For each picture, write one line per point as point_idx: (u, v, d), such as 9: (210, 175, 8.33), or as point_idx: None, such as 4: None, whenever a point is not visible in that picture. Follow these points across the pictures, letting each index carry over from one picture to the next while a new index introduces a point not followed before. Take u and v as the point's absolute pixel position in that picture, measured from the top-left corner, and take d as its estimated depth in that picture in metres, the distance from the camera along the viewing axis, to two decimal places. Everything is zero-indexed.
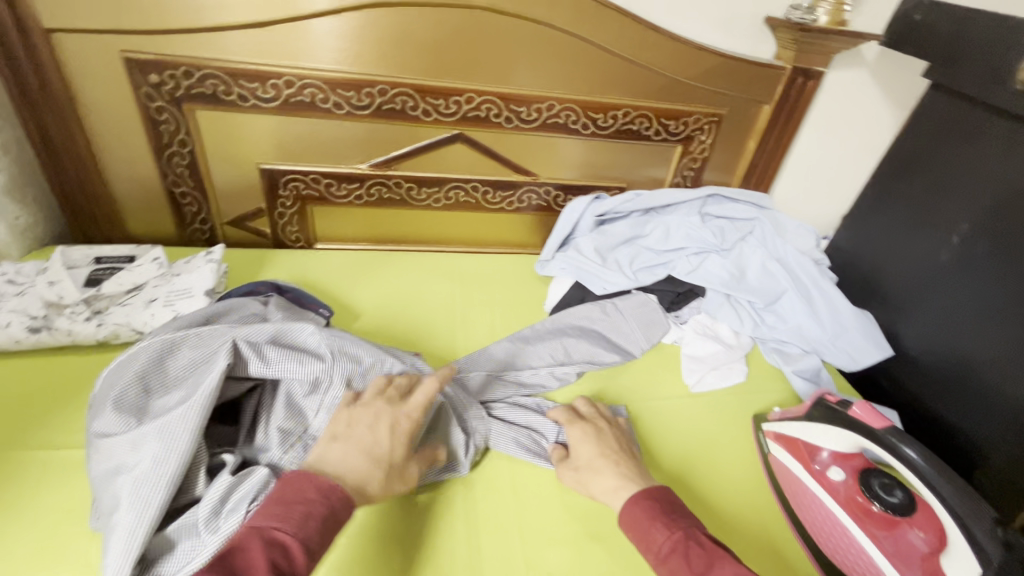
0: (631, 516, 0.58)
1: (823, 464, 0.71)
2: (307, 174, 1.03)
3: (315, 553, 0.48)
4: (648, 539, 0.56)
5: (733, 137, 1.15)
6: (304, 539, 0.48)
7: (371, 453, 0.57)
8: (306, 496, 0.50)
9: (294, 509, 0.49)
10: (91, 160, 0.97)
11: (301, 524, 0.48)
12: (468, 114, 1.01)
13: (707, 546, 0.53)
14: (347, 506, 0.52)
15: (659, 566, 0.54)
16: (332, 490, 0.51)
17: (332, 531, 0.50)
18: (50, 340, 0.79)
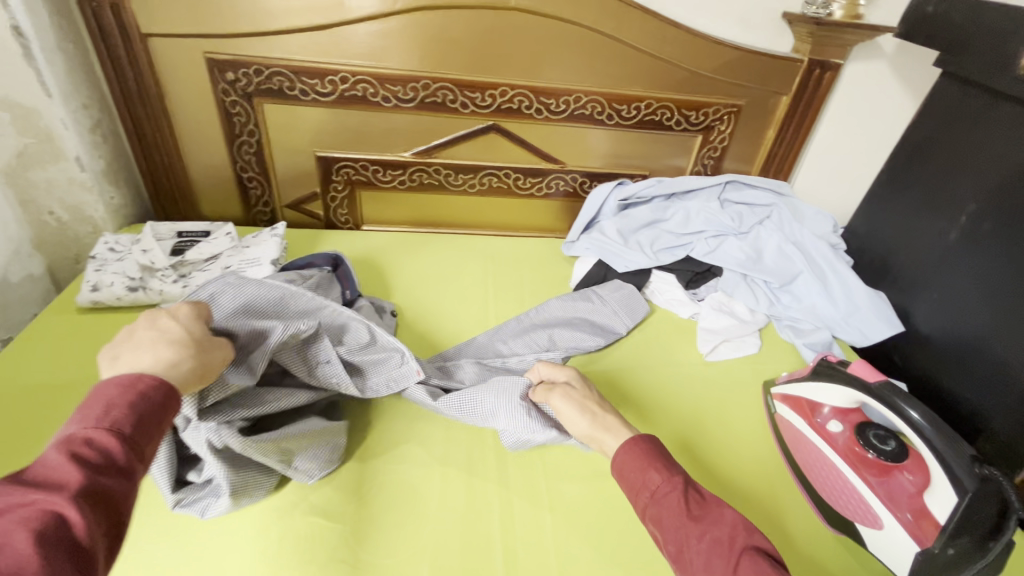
0: (630, 457, 0.60)
1: (824, 418, 0.78)
2: (357, 161, 1.15)
3: (134, 437, 0.43)
4: (645, 479, 0.57)
5: (752, 127, 1.21)
6: (117, 426, 0.43)
7: (169, 339, 0.54)
8: (105, 395, 0.44)
9: (95, 408, 0.43)
10: (173, 148, 1.11)
11: (104, 416, 0.43)
12: (501, 106, 1.11)
13: (705, 494, 0.56)
14: (162, 392, 0.47)
15: (652, 505, 0.56)
16: (143, 384, 0.46)
17: (154, 424, 0.45)
18: (146, 299, 0.93)
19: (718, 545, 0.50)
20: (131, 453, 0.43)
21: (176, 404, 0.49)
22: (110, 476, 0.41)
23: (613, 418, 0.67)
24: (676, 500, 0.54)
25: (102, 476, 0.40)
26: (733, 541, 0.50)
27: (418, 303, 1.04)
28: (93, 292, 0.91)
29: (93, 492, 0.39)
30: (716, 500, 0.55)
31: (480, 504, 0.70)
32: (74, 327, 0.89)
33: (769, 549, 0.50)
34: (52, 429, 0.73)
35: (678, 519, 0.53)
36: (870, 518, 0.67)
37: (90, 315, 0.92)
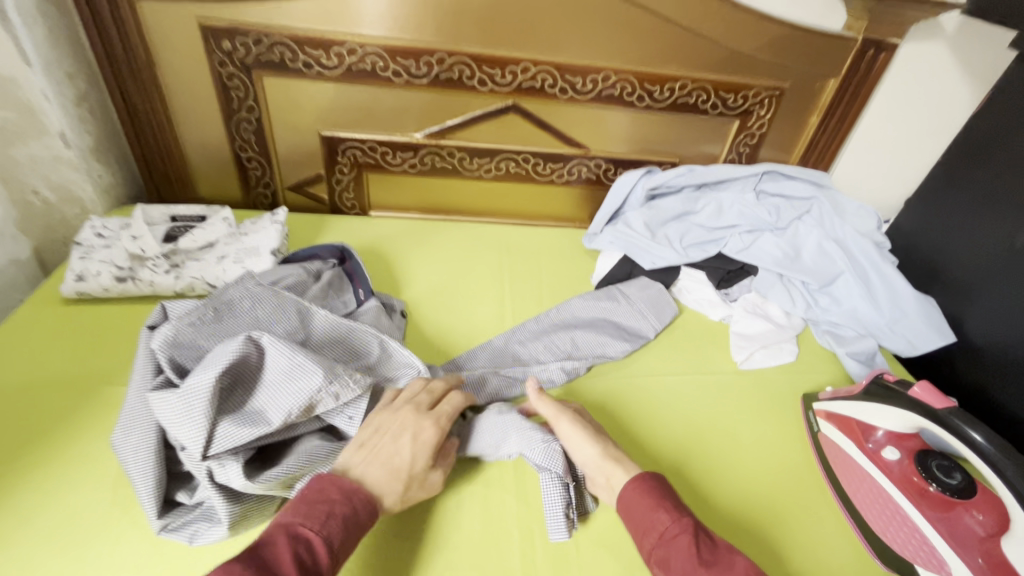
0: (636, 494, 0.57)
1: (876, 444, 0.72)
2: (364, 141, 1.06)
3: (336, 552, 0.50)
4: (653, 519, 0.55)
5: (793, 113, 1.11)
6: (329, 537, 0.50)
7: (392, 466, 0.58)
8: (330, 497, 0.52)
9: (319, 506, 0.51)
10: (167, 124, 1.02)
11: (324, 522, 0.50)
12: (523, 84, 1.01)
13: (718, 541, 0.53)
14: (370, 515, 0.54)
15: (660, 548, 0.53)
16: (357, 494, 0.54)
17: (354, 533, 0.52)
18: (135, 290, 0.86)
19: None
20: (332, 565, 0.49)
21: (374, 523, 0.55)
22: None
23: (623, 454, 0.64)
24: (688, 544, 0.52)
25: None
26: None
27: (429, 298, 0.97)
28: (77, 282, 0.84)
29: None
30: (728, 547, 0.53)
31: (499, 532, 0.64)
32: (60, 320, 0.83)
33: None
34: (33, 435, 0.67)
35: (689, 566, 0.50)
36: (935, 562, 0.62)
37: (77, 307, 0.85)
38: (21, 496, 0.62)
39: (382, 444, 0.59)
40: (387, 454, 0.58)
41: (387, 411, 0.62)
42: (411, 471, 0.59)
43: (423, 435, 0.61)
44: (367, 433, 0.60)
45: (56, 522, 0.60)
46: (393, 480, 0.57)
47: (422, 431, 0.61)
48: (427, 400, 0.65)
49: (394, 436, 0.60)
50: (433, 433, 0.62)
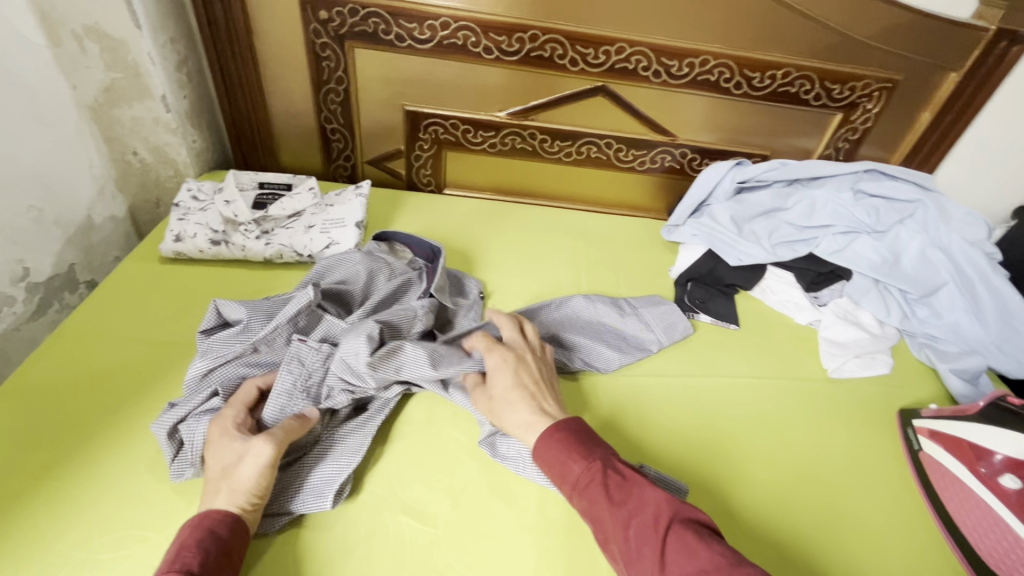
0: (549, 449, 0.57)
1: (992, 469, 0.66)
2: (447, 118, 1.05)
3: (201, 573, 0.48)
4: (565, 469, 0.55)
5: (903, 108, 1.04)
6: (187, 564, 0.48)
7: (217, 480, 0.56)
8: (179, 539, 0.51)
9: (171, 553, 0.50)
10: (259, 92, 1.04)
11: (178, 557, 0.49)
12: (615, 65, 0.97)
13: (626, 474, 0.53)
14: (220, 522, 0.52)
15: (577, 499, 0.53)
16: (205, 518, 0.53)
17: (219, 548, 0.51)
18: (227, 254, 0.88)
19: (643, 532, 0.48)
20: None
21: (244, 536, 0.54)
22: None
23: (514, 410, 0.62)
24: (599, 490, 0.52)
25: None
26: (658, 522, 0.48)
27: (504, 281, 0.96)
28: (175, 243, 0.87)
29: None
30: (635, 475, 0.53)
31: (583, 523, 0.63)
32: (159, 278, 0.86)
33: (704, 521, 0.49)
34: (140, 388, 0.70)
35: (604, 508, 0.51)
36: None
37: (174, 266, 0.88)
38: (132, 444, 0.65)
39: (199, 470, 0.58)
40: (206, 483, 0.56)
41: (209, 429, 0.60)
42: (223, 465, 0.57)
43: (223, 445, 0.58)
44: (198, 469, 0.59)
45: (163, 471, 0.63)
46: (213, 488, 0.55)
47: (212, 434, 0.60)
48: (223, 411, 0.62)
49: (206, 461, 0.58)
50: (221, 428, 0.60)
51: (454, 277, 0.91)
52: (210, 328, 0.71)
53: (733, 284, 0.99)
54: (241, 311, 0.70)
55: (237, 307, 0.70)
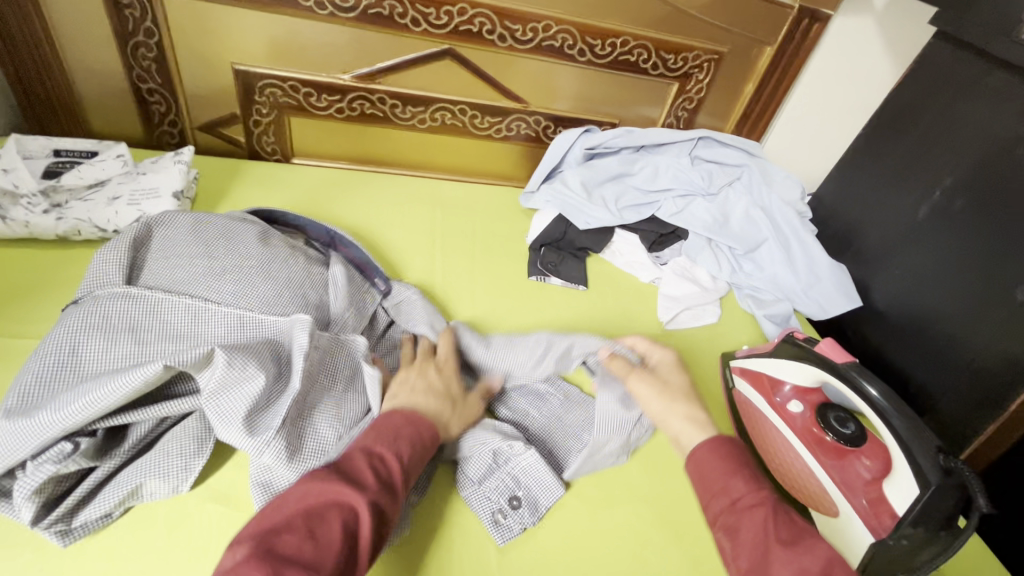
0: (712, 458, 0.53)
1: (784, 397, 0.74)
2: (285, 80, 0.97)
3: (407, 471, 0.51)
4: (726, 485, 0.51)
5: (729, 81, 1.13)
6: (400, 455, 0.51)
7: (433, 393, 0.62)
8: (397, 422, 0.55)
9: (392, 435, 0.53)
10: (47, 45, 0.89)
11: (397, 445, 0.52)
12: (459, 27, 0.95)
13: (797, 518, 0.48)
14: (432, 432, 0.56)
15: (727, 514, 0.49)
16: (422, 422, 0.56)
17: (422, 455, 0.54)
18: (7, 230, 0.75)
19: None
20: (405, 482, 0.50)
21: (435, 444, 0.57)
22: (388, 495, 0.48)
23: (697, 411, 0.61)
24: (764, 517, 0.48)
25: (386, 495, 0.48)
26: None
27: None
28: None
29: (376, 506, 0.46)
30: (807, 526, 0.49)
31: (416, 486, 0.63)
32: None
33: None
34: None
35: (763, 541, 0.46)
36: (828, 505, 0.66)
37: None
38: None
39: (416, 386, 0.62)
40: (419, 385, 0.62)
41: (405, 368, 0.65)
42: (450, 399, 0.64)
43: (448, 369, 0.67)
44: (399, 387, 0.62)
45: None
46: (432, 396, 0.62)
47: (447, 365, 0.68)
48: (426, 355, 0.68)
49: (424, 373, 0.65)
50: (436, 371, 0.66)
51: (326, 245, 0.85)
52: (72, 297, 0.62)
53: (584, 247, 1.02)
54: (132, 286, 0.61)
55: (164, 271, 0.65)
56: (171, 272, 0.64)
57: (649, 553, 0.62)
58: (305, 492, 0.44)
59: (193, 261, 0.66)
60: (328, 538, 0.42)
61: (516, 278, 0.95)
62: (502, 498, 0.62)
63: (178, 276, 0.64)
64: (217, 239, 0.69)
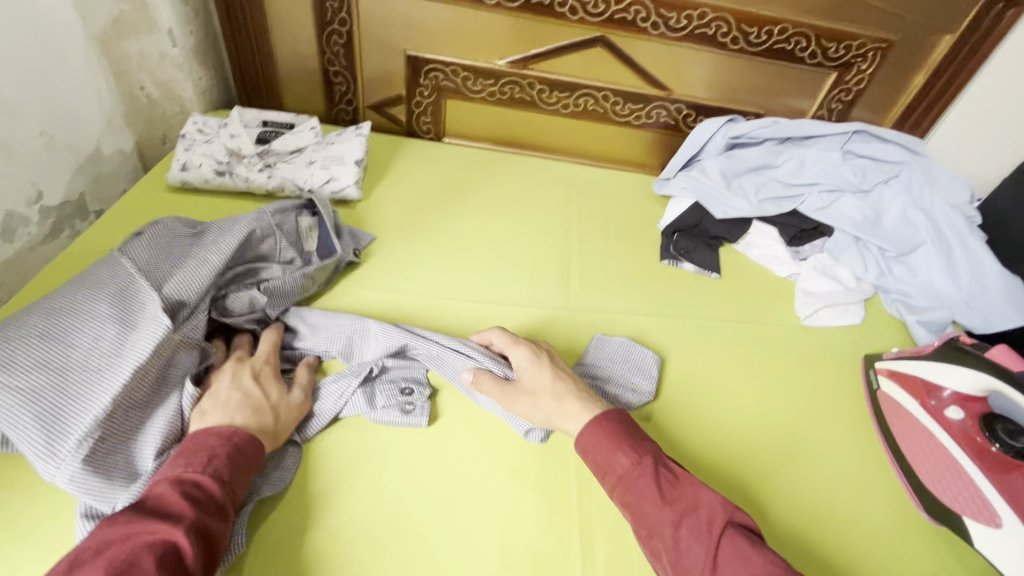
0: (592, 439, 0.58)
1: (940, 403, 0.71)
2: (448, 65, 1.07)
3: (229, 480, 0.51)
4: (612, 461, 0.56)
5: (895, 71, 1.06)
6: (218, 471, 0.51)
7: (247, 399, 0.60)
8: (207, 444, 0.53)
9: (199, 453, 0.52)
10: (262, 32, 1.07)
11: (209, 464, 0.51)
12: (614, 16, 0.99)
13: (677, 473, 0.54)
14: (254, 444, 0.55)
15: (621, 490, 0.55)
16: (236, 434, 0.55)
17: (246, 465, 0.54)
18: (231, 185, 0.92)
19: (697, 532, 0.49)
20: (229, 496, 0.51)
21: (263, 452, 0.57)
22: (212, 515, 0.49)
23: (572, 403, 0.62)
24: (648, 484, 0.53)
25: (206, 513, 0.48)
26: (712, 524, 0.49)
27: (495, 223, 0.99)
28: (182, 172, 0.90)
29: (196, 529, 0.46)
30: (689, 476, 0.55)
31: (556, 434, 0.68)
32: (165, 206, 0.89)
33: (750, 524, 0.51)
34: None
35: (654, 505, 0.52)
36: (987, 515, 0.62)
37: (179, 196, 0.92)
38: None
39: (224, 391, 0.59)
40: (227, 399, 0.59)
41: (220, 377, 0.61)
42: (272, 402, 0.61)
43: (263, 373, 0.64)
44: (199, 406, 0.59)
45: None
46: (246, 408, 0.58)
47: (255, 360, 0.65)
48: (239, 355, 0.65)
49: (233, 376, 0.62)
50: (250, 370, 0.63)
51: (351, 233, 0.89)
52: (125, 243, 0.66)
53: (719, 237, 1.02)
54: (117, 263, 0.63)
55: (150, 256, 0.65)
56: (149, 261, 0.65)
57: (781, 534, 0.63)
58: (104, 542, 0.43)
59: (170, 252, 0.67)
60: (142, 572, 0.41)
61: (648, 260, 0.98)
62: (396, 395, 0.69)
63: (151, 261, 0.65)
64: (181, 241, 0.69)
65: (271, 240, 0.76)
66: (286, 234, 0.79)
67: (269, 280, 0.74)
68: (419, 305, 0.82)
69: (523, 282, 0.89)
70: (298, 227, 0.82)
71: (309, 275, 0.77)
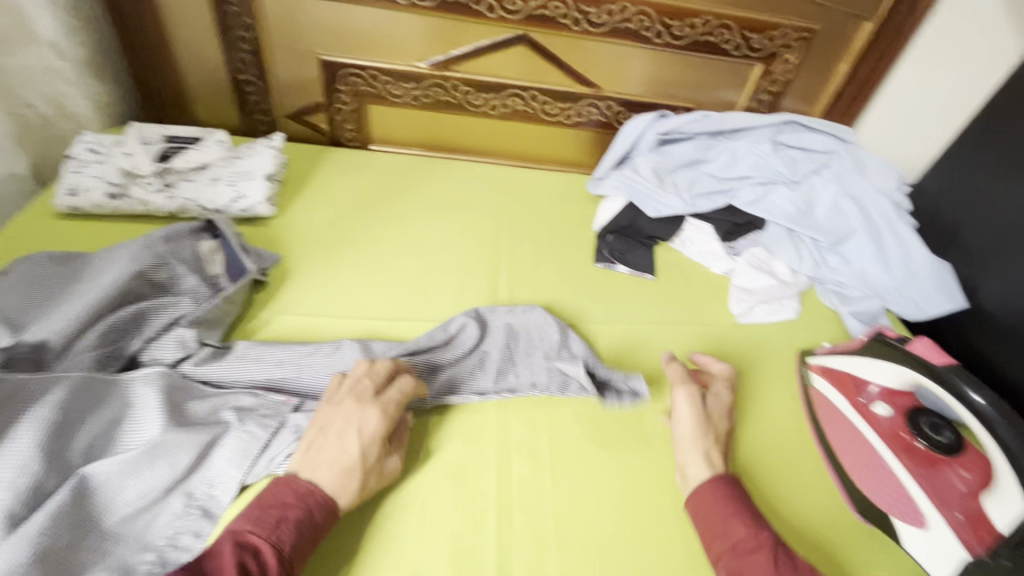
0: (713, 500, 0.58)
1: (868, 398, 0.70)
2: (365, 69, 1.02)
3: (290, 555, 0.49)
4: (728, 528, 0.56)
5: (820, 60, 1.06)
6: (280, 544, 0.48)
7: (343, 466, 0.55)
8: (283, 501, 0.51)
9: (271, 511, 0.50)
10: (161, 41, 0.99)
11: (275, 529, 0.49)
12: (533, 13, 0.95)
13: (797, 561, 0.52)
14: (327, 506, 0.52)
15: (732, 557, 0.54)
16: (312, 496, 0.52)
17: (311, 537, 0.51)
18: (128, 208, 0.85)
19: None
20: (286, 571, 0.48)
21: (336, 518, 0.53)
22: None
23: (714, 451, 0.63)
24: (762, 560, 0.52)
25: None
26: None
27: (420, 232, 0.95)
28: (70, 198, 0.83)
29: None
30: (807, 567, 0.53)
31: (477, 460, 0.64)
32: (51, 234, 0.82)
33: None
34: None
35: None
36: (912, 515, 0.60)
37: (68, 222, 0.84)
38: None
39: (328, 446, 0.56)
40: (334, 451, 0.55)
41: (330, 407, 0.59)
42: (368, 465, 0.56)
43: (368, 429, 0.57)
44: (310, 435, 0.57)
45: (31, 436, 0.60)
46: (337, 468, 0.54)
47: (368, 418, 0.58)
48: (359, 393, 0.60)
49: (345, 420, 0.57)
50: (375, 421, 0.58)
51: (255, 253, 0.80)
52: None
53: (654, 236, 1.00)
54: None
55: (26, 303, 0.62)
56: (26, 306, 0.61)
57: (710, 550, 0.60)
58: None
59: (51, 296, 0.63)
60: None
61: (581, 263, 0.95)
62: None
63: (26, 305, 0.61)
64: (60, 282, 0.65)
65: (166, 269, 0.69)
66: (184, 261, 0.71)
67: (183, 316, 0.68)
68: (334, 325, 0.77)
69: (449, 293, 0.85)
70: (198, 253, 0.74)
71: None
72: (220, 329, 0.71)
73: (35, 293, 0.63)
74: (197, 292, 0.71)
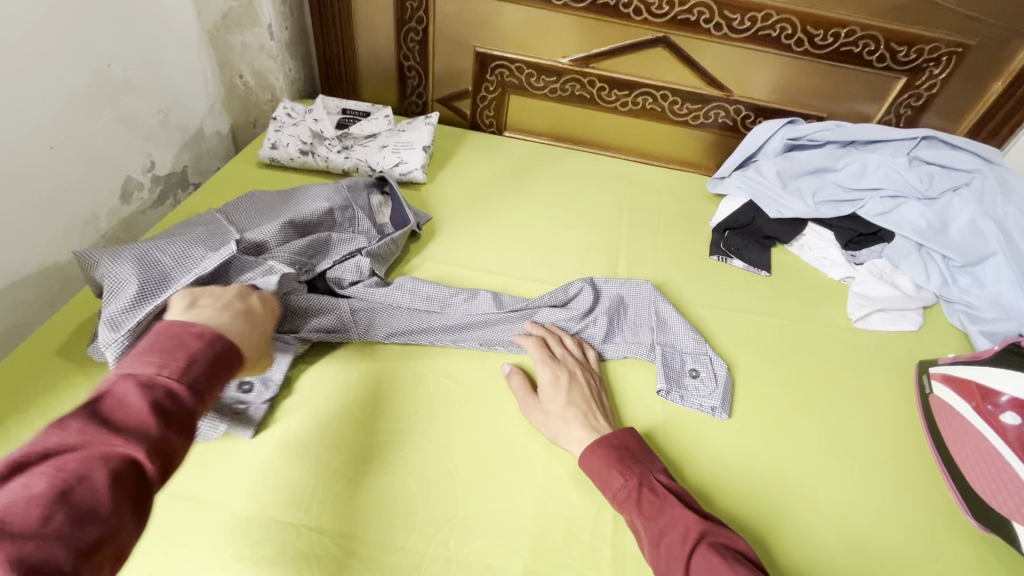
0: (592, 460, 0.60)
1: (996, 407, 0.69)
2: (514, 62, 1.14)
3: (205, 396, 0.42)
4: (606, 481, 0.59)
5: (971, 77, 1.03)
6: (195, 382, 0.41)
7: (237, 314, 0.52)
8: (185, 342, 0.42)
9: (177, 354, 0.42)
10: (347, 29, 1.17)
11: (184, 369, 0.41)
12: (677, 16, 1.02)
13: (660, 493, 0.56)
14: (232, 350, 0.46)
15: (618, 509, 0.57)
16: (217, 337, 0.44)
17: (226, 372, 0.44)
18: (313, 164, 1.01)
19: (670, 551, 0.51)
20: (202, 409, 0.41)
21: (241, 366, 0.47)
22: (182, 433, 0.39)
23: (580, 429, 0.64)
24: (632, 507, 0.56)
25: (176, 432, 0.38)
26: (687, 538, 0.51)
27: (547, 210, 1.04)
28: (272, 150, 1.01)
29: (161, 448, 0.37)
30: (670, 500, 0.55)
31: None
32: (254, 178, 1.00)
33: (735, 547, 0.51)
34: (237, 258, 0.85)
35: (639, 528, 0.54)
36: None
37: (266, 170, 1.02)
38: None
39: (221, 302, 0.53)
40: (223, 307, 0.52)
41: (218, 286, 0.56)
42: (257, 324, 0.53)
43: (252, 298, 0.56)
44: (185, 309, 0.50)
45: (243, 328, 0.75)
46: (236, 318, 0.51)
47: (252, 295, 0.57)
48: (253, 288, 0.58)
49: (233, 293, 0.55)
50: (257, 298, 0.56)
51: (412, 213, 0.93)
52: (233, 203, 0.80)
53: (772, 237, 1.02)
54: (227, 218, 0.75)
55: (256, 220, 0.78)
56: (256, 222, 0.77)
57: (811, 522, 0.63)
58: (40, 450, 0.34)
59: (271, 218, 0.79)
60: (83, 501, 0.33)
61: (696, 254, 0.99)
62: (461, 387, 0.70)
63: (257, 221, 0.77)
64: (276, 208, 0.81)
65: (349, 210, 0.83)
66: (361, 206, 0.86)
67: (362, 248, 0.81)
68: (471, 278, 0.88)
69: (572, 265, 0.93)
70: (370, 205, 0.89)
71: (389, 237, 0.83)
72: (386, 264, 0.84)
73: (262, 214, 0.79)
74: (368, 233, 0.85)
